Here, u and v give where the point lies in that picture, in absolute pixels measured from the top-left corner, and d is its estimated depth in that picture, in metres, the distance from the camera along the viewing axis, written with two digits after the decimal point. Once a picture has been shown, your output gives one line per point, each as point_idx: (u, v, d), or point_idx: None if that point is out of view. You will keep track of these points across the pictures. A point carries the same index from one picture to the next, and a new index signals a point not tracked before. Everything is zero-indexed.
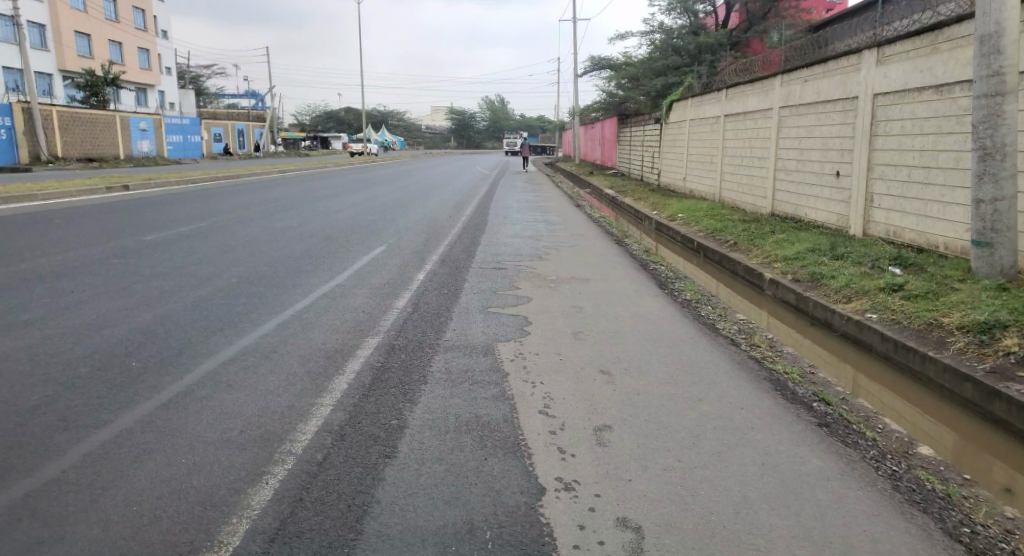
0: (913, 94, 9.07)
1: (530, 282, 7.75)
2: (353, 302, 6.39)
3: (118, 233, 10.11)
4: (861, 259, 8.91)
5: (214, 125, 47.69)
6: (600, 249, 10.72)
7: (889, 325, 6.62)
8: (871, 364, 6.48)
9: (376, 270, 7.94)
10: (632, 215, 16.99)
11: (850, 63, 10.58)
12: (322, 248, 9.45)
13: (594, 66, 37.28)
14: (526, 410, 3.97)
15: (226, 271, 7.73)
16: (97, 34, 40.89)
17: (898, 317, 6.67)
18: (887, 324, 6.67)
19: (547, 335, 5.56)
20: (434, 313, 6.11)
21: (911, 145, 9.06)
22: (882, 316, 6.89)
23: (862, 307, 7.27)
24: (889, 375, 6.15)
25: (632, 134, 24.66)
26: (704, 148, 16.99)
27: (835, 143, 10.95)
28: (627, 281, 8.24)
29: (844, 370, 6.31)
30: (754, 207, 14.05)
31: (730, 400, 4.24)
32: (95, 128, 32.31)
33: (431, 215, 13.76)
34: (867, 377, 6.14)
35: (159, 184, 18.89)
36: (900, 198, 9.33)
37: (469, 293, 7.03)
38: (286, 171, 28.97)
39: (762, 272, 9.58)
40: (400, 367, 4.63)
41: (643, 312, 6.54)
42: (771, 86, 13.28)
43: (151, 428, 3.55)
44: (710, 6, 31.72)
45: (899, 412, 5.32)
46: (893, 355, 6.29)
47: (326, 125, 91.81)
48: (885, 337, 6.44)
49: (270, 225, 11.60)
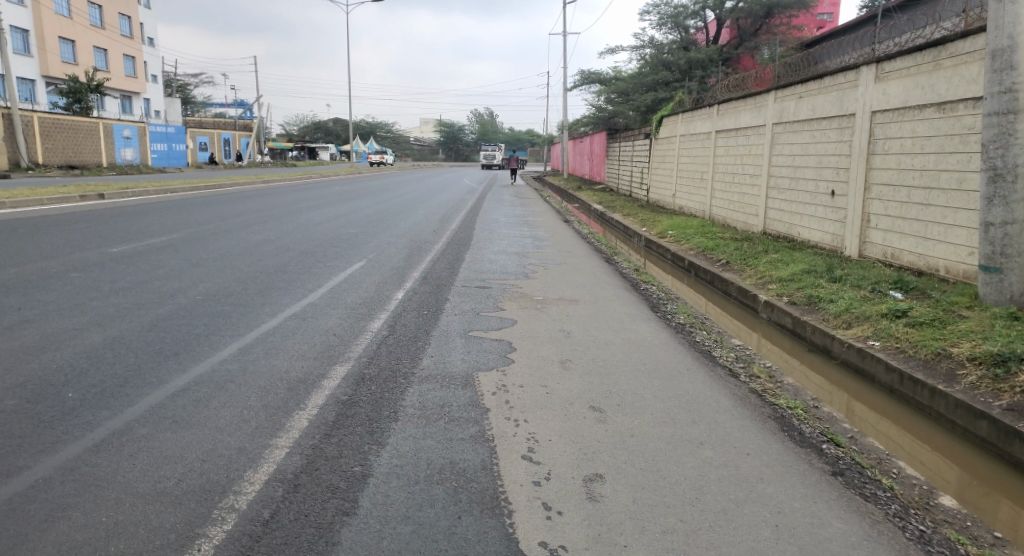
0: (914, 111, 8.76)
1: (516, 303, 7.33)
2: (325, 324, 5.94)
3: (84, 245, 9.60)
4: (860, 282, 8.56)
5: (200, 134, 47.15)
6: (590, 267, 10.32)
7: (893, 355, 6.24)
8: (875, 396, 6.09)
9: (353, 289, 7.49)
10: (622, 232, 16.63)
11: (848, 79, 10.27)
12: (298, 264, 8.97)
13: (583, 81, 37.18)
14: (506, 454, 3.55)
15: (192, 287, 7.25)
16: (82, 40, 40.27)
17: (903, 346, 6.28)
18: (892, 353, 6.29)
19: (532, 364, 5.13)
20: (411, 338, 5.66)
21: (912, 165, 8.74)
22: (886, 344, 6.51)
23: (864, 333, 6.89)
24: (894, 410, 5.76)
25: (620, 149, 24.39)
26: (695, 164, 16.67)
27: (830, 161, 10.61)
28: (618, 302, 7.83)
29: (846, 403, 5.92)
30: (745, 225, 13.72)
31: (734, 445, 3.82)
32: (78, 135, 31.69)
33: (415, 229, 13.31)
34: (871, 412, 5.74)
35: (136, 193, 18.33)
36: (899, 219, 8.99)
37: (450, 314, 6.59)
38: (270, 181, 28.47)
39: (756, 293, 9.22)
40: (369, 401, 4.18)
41: (634, 338, 6.13)
42: (764, 103, 12.98)
43: (73, 478, 3.13)
44: (701, 22, 31.75)
45: (907, 451, 4.92)
46: (898, 388, 5.89)
47: (315, 135, 91.28)
48: (889, 367, 6.05)
49: (245, 238, 11.10)
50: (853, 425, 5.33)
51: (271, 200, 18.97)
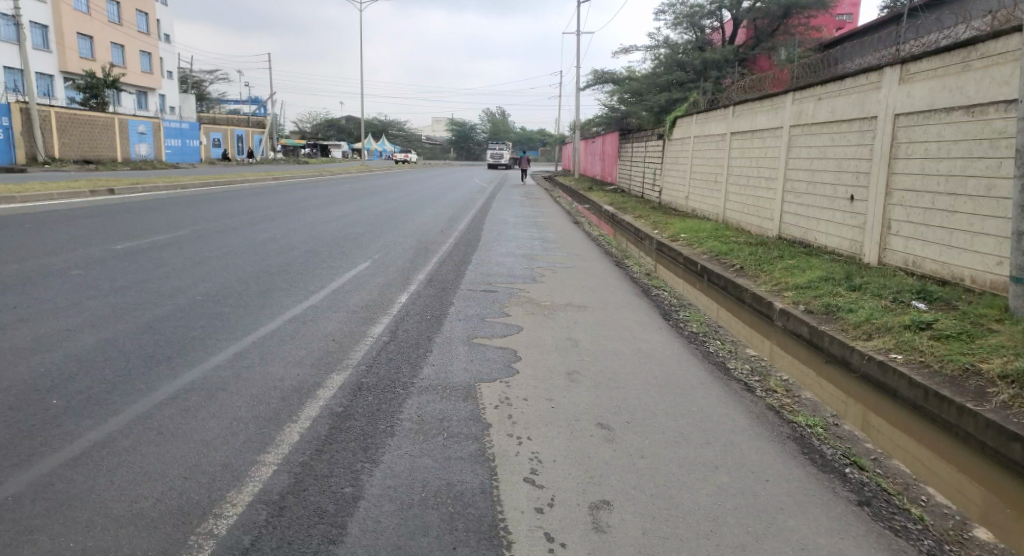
0: (940, 114, 8.49)
1: (523, 308, 7.11)
2: (325, 327, 5.73)
3: (87, 240, 9.45)
4: (880, 291, 8.30)
5: (213, 130, 47.18)
6: (599, 271, 10.08)
7: (916, 369, 6.02)
8: (897, 413, 5.85)
9: (356, 291, 7.28)
10: (633, 234, 16.37)
11: (870, 81, 9.99)
12: (303, 264, 8.78)
13: (597, 80, 36.87)
14: (508, 476, 3.37)
15: (192, 286, 7.06)
16: (100, 35, 40.36)
17: (927, 360, 6.10)
18: (917, 369, 6.03)
19: (538, 375, 4.91)
20: (413, 344, 5.45)
21: (936, 170, 8.47)
22: (909, 357, 6.29)
23: (885, 345, 6.64)
24: (919, 429, 5.52)
25: (633, 150, 24.13)
26: (708, 166, 16.40)
27: (850, 165, 10.34)
28: (629, 309, 7.60)
29: (866, 421, 5.68)
30: (759, 229, 13.45)
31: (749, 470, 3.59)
32: (93, 130, 31.70)
33: (424, 229, 13.10)
34: (894, 431, 5.50)
35: (146, 188, 18.21)
36: (921, 226, 8.71)
37: (454, 320, 6.38)
38: (282, 178, 28.35)
39: (770, 300, 8.97)
40: (365, 414, 3.97)
41: (645, 348, 5.89)
42: (782, 105, 12.69)
43: (44, 495, 2.93)
44: (717, 22, 31.42)
45: (934, 474, 4.70)
46: (921, 405, 5.66)
47: (328, 132, 91.36)
48: (913, 383, 5.82)
49: (251, 236, 10.92)
50: (876, 446, 5.09)
51: (281, 197, 18.81)
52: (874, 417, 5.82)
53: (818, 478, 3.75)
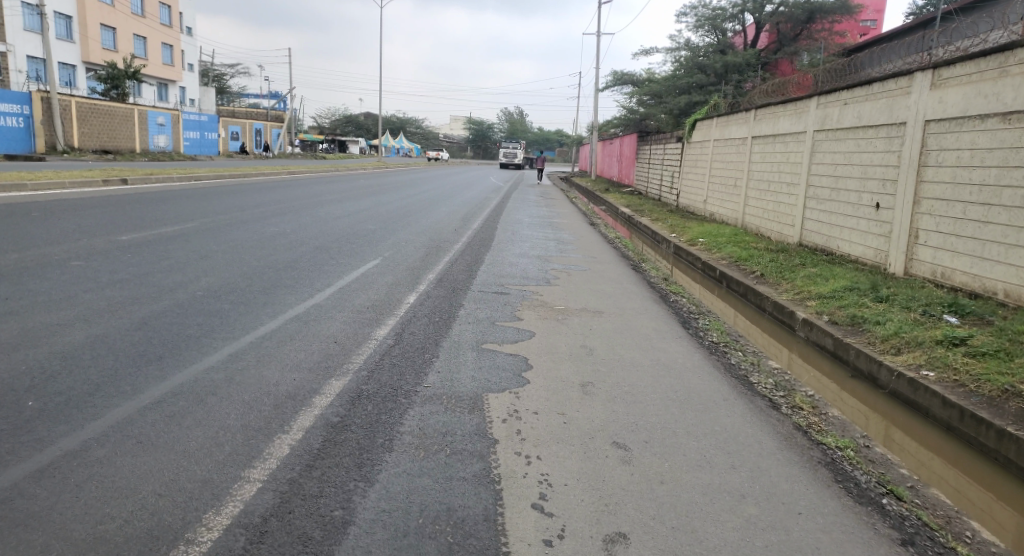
0: (973, 121, 8.11)
1: (536, 313, 6.80)
2: (327, 328, 5.45)
3: (93, 231, 9.25)
4: (908, 303, 7.92)
5: (231, 123, 47.17)
6: (616, 275, 9.75)
7: (951, 389, 5.67)
8: (931, 435, 5.50)
9: (363, 290, 7.00)
10: (650, 237, 16.01)
11: (898, 85, 9.60)
12: (312, 260, 8.51)
13: (616, 82, 36.46)
14: (513, 502, 3.08)
15: (194, 280, 6.82)
16: (123, 28, 40.47)
17: (962, 379, 5.78)
18: (952, 389, 5.67)
19: (549, 387, 4.59)
20: (419, 349, 5.16)
21: (969, 178, 8.09)
22: (943, 376, 5.93)
23: (916, 362, 6.30)
24: (955, 453, 5.18)
25: (651, 152, 23.75)
26: (728, 170, 16.01)
27: (876, 172, 9.96)
28: (648, 316, 7.26)
29: (898, 443, 5.34)
30: (779, 235, 13.06)
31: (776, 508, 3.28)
32: (112, 120, 31.68)
33: (437, 228, 12.82)
34: (928, 455, 5.16)
35: (160, 179, 18.08)
36: (951, 236, 8.32)
37: (463, 323, 6.09)
38: (299, 173, 28.15)
39: (793, 310, 8.59)
40: (363, 425, 3.68)
41: (664, 360, 5.56)
42: (806, 108, 12.28)
43: (2, 512, 2.67)
44: (739, 25, 30.99)
45: (975, 503, 4.39)
46: (957, 426, 5.35)
47: (346, 128, 91.42)
48: (948, 403, 5.46)
49: (260, 230, 10.69)
50: (912, 471, 4.75)
51: (295, 192, 18.62)
52: (906, 438, 5.47)
53: (855, 512, 3.41)
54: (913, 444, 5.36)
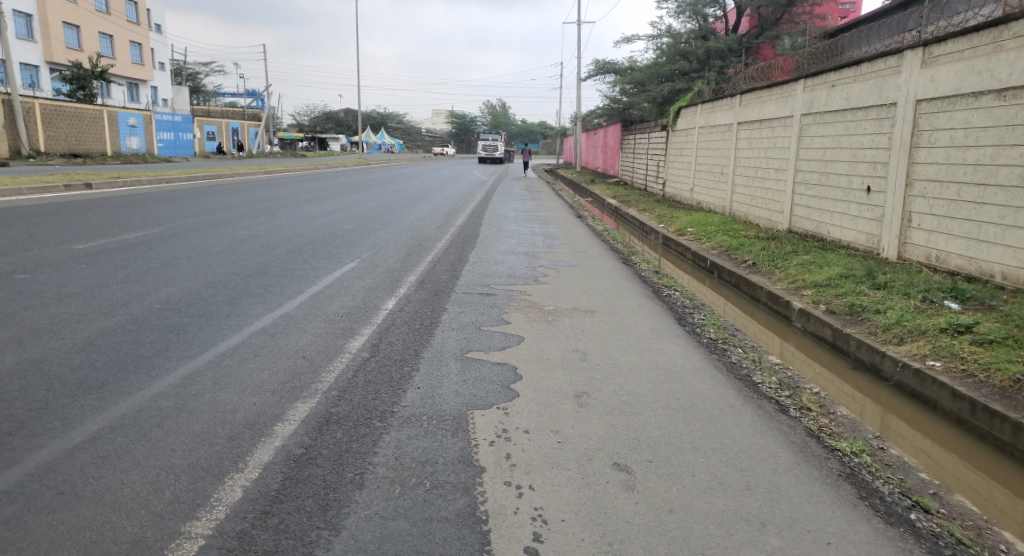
0: (967, 100, 7.77)
1: (523, 314, 6.37)
2: (296, 342, 5.00)
3: (49, 240, 8.72)
4: (907, 289, 7.56)
5: (207, 123, 46.27)
6: (605, 270, 9.35)
7: (960, 380, 5.34)
8: (942, 429, 5.19)
9: (338, 296, 6.55)
10: (637, 228, 15.62)
11: (887, 65, 9.24)
12: (283, 265, 8.04)
13: (598, 71, 35.90)
14: (503, 547, 2.70)
15: (153, 291, 6.33)
16: (87, 26, 39.54)
17: (971, 370, 5.44)
18: (963, 381, 5.31)
19: (541, 401, 4.17)
20: (396, 362, 4.72)
21: (963, 158, 7.75)
22: (950, 366, 5.59)
23: (922, 352, 5.95)
24: (970, 448, 4.89)
25: (635, 141, 23.35)
26: (714, 157, 15.64)
27: (865, 154, 9.61)
28: (640, 314, 6.86)
29: (911, 441, 5.00)
30: (768, 222, 12.71)
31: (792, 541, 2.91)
32: (81, 123, 30.83)
33: (417, 225, 12.36)
34: (942, 453, 4.84)
35: (128, 183, 17.46)
36: (946, 218, 7.97)
37: (446, 330, 5.65)
38: (275, 172, 27.51)
39: (788, 300, 8.20)
40: (331, 457, 3.25)
41: (663, 363, 5.15)
42: (792, 93, 11.91)
43: None
44: (721, 11, 30.60)
45: (997, 505, 4.08)
46: (969, 420, 5.03)
47: (325, 125, 90.38)
48: (958, 395, 5.17)
49: (231, 234, 10.18)
50: (927, 471, 4.44)
51: (270, 191, 18.07)
52: (917, 435, 5.14)
53: (887, 538, 3.01)
54: (926, 442, 5.04)
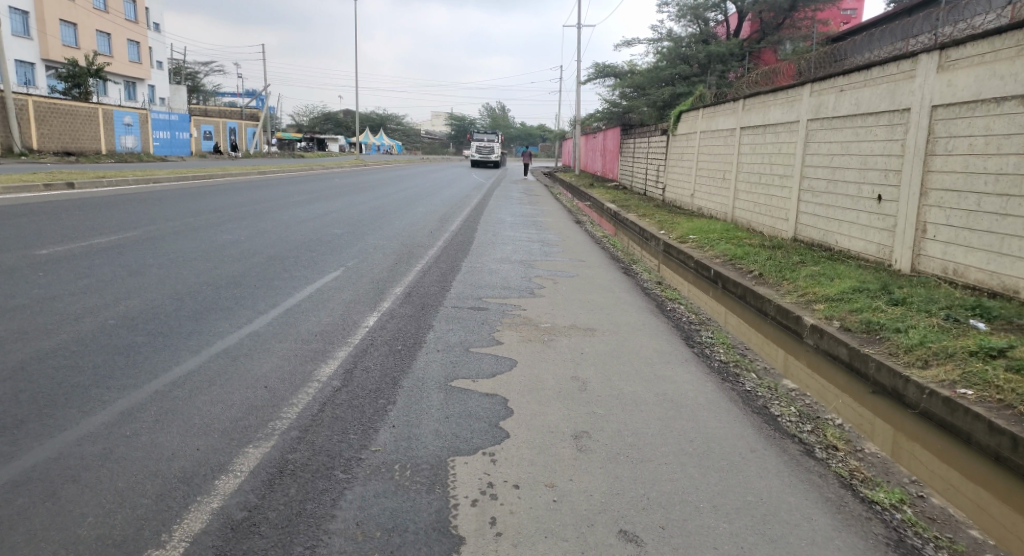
0: (988, 106, 7.22)
1: (518, 333, 5.81)
2: (259, 369, 4.45)
3: (11, 245, 8.13)
4: (926, 306, 7.00)
5: (204, 123, 45.67)
6: (606, 282, 8.78)
7: (997, 412, 4.78)
8: (977, 467, 4.63)
9: (315, 311, 5.98)
10: (637, 235, 15.07)
11: (900, 69, 8.70)
12: (260, 274, 7.46)
13: (597, 74, 35.33)
14: None
15: (110, 303, 5.78)
16: (84, 24, 38.94)
17: (1008, 400, 4.87)
18: (1000, 413, 4.76)
19: (534, 443, 3.62)
20: (368, 394, 4.15)
21: (984, 168, 7.21)
22: (983, 395, 5.02)
23: (949, 378, 5.38)
24: (1013, 490, 4.33)
25: (635, 145, 22.81)
26: (716, 162, 15.08)
27: (876, 161, 9.07)
28: (644, 333, 6.30)
29: (947, 482, 4.43)
30: (772, 230, 12.15)
31: None
32: (74, 121, 30.20)
33: (409, 231, 11.78)
34: (983, 497, 4.28)
35: (113, 182, 16.82)
36: (965, 230, 7.42)
37: (430, 352, 5.09)
38: (270, 173, 26.89)
39: (799, 315, 7.62)
40: (277, 522, 2.71)
41: (672, 394, 4.58)
42: (797, 97, 11.38)
43: None
44: (722, 15, 30.08)
45: None
46: (1010, 456, 4.48)
47: (324, 126, 89.74)
48: (996, 428, 4.62)
49: (210, 238, 9.62)
50: (973, 521, 3.87)
51: (260, 193, 17.46)
52: (952, 473, 4.57)
53: None
54: (963, 482, 4.47)
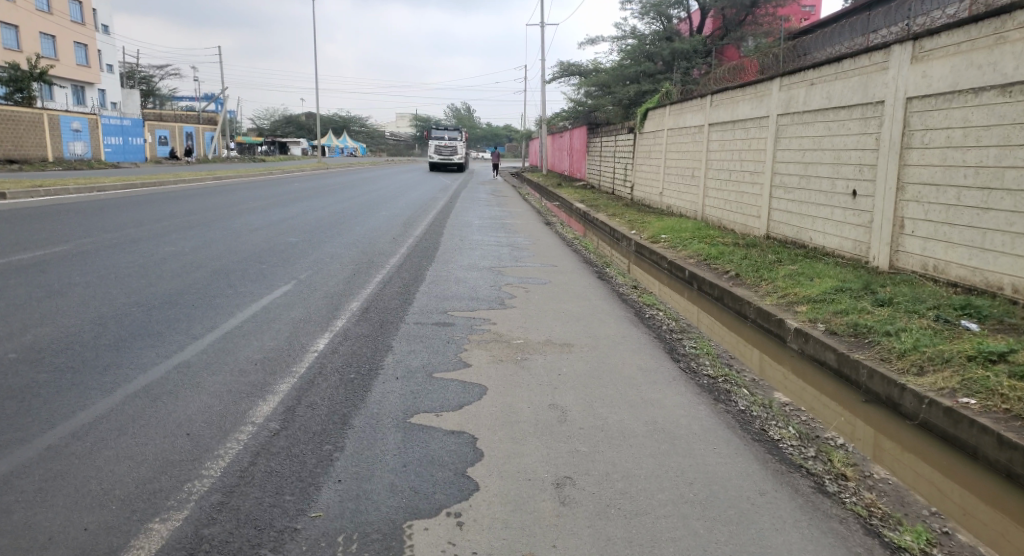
0: (966, 96, 6.78)
1: (488, 353, 5.21)
2: (183, 412, 3.86)
3: None
4: (913, 306, 6.42)
5: (159, 128, 44.28)
6: (580, 288, 8.25)
7: (1005, 424, 4.19)
8: (988, 486, 4.01)
9: (257, 334, 5.34)
10: (608, 234, 14.53)
11: (871, 60, 8.26)
12: (201, 291, 6.79)
13: (562, 73, 34.87)
14: None
15: (19, 334, 5.11)
16: (26, 25, 37.40)
17: (1017, 409, 4.27)
18: (1009, 425, 4.16)
19: (507, 496, 3.07)
20: (304, 442, 3.54)
21: (963, 160, 6.77)
22: (988, 405, 4.41)
23: (948, 385, 4.77)
24: None
25: (601, 143, 22.36)
26: (685, 159, 14.63)
27: (849, 155, 8.63)
28: (623, 347, 5.76)
29: (961, 507, 3.79)
30: (745, 227, 11.71)
31: None
32: (19, 126, 28.88)
33: (370, 238, 11.13)
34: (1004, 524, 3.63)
35: (53, 192, 15.84)
36: (945, 225, 6.97)
37: (387, 380, 4.48)
38: (227, 178, 25.97)
39: (780, 317, 7.01)
40: None
41: (662, 423, 4.04)
42: (767, 92, 10.94)
43: None
44: (684, 12, 29.83)
45: None
46: None
47: (285, 128, 88.01)
48: (1007, 443, 4.02)
49: (151, 251, 8.91)
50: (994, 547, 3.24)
51: (212, 199, 16.61)
52: (962, 495, 3.95)
53: None
54: (979, 506, 3.83)
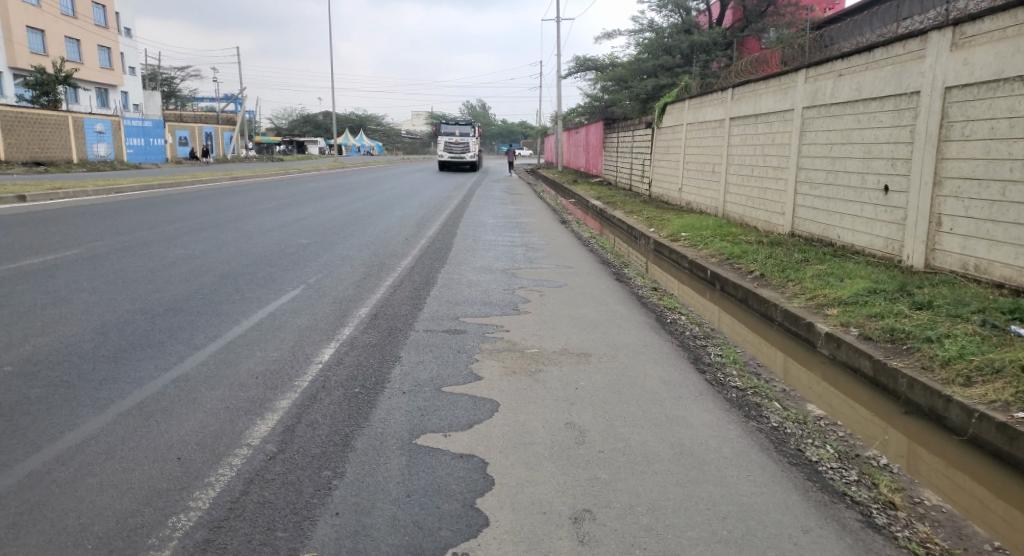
0: (1012, 85, 6.37)
1: (502, 364, 4.92)
2: (173, 434, 3.59)
3: None
4: (955, 309, 6.04)
5: (180, 129, 44.44)
6: (598, 291, 7.93)
7: None
8: None
9: (260, 344, 5.09)
10: (626, 233, 14.18)
11: (906, 49, 7.86)
12: (208, 297, 6.56)
13: (578, 68, 34.45)
14: None
15: (16, 345, 4.89)
16: (51, 29, 37.65)
17: None
18: None
19: (522, 535, 2.78)
20: (300, 468, 3.26)
21: (1009, 152, 6.37)
22: None
23: (1001, 397, 4.41)
24: None
25: (619, 139, 21.97)
26: (705, 155, 14.23)
27: (881, 149, 8.23)
28: (645, 356, 5.44)
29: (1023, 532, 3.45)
30: (768, 224, 11.31)
31: None
32: (44, 129, 29.02)
33: (383, 239, 10.89)
34: None
35: (70, 193, 15.75)
36: (989, 221, 6.57)
37: (393, 395, 4.20)
38: (245, 178, 25.87)
39: (810, 321, 6.64)
40: None
41: (689, 444, 3.73)
42: (791, 84, 10.54)
43: None
44: (703, 3, 29.30)
45: None
46: None
47: (304, 128, 88.24)
48: None
49: (162, 254, 8.70)
50: None
51: (228, 200, 16.45)
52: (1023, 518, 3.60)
53: None
54: None
